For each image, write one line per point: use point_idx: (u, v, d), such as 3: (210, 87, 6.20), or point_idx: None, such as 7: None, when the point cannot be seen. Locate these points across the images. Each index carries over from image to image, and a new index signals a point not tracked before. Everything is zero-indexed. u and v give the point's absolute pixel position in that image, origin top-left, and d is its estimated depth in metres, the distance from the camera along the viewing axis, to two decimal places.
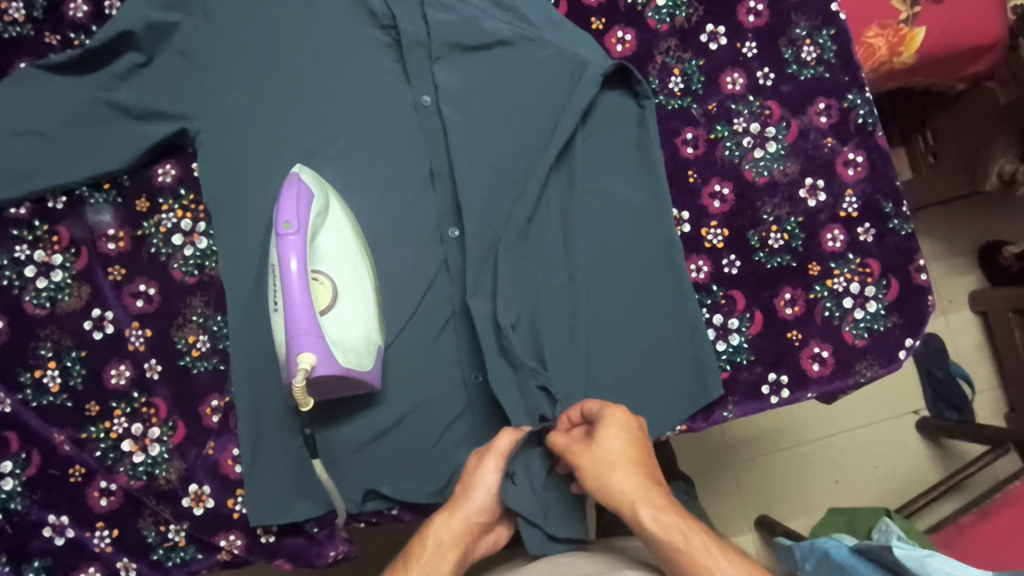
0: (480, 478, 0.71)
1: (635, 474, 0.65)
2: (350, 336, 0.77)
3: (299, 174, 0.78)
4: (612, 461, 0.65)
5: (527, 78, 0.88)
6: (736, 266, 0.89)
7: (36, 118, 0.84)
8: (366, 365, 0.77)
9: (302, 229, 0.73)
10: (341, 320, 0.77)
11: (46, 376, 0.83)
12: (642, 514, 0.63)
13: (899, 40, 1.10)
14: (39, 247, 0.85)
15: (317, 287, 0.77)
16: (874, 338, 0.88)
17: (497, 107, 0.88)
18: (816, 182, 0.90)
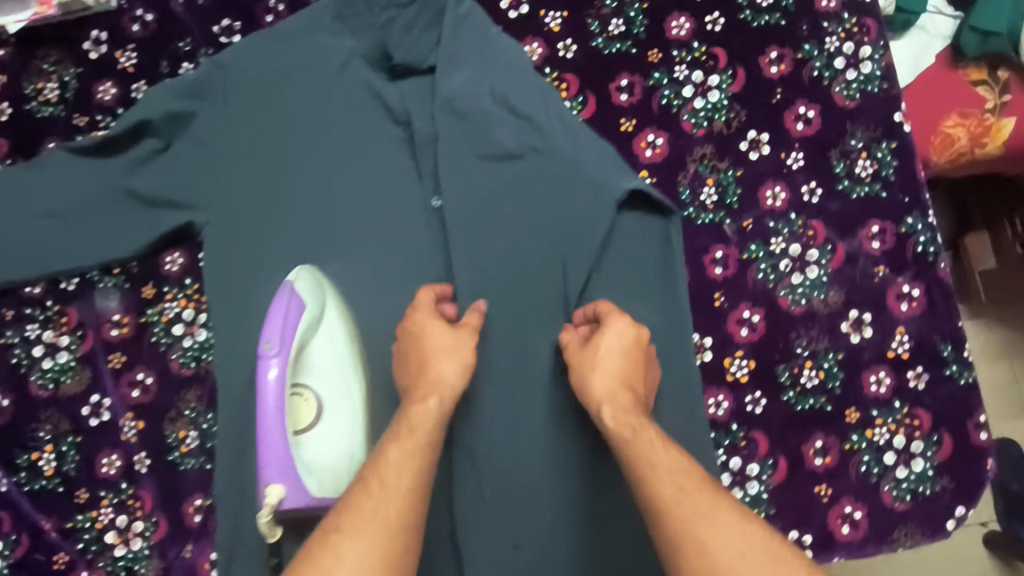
0: (440, 367, 0.69)
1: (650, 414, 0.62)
2: (329, 459, 0.74)
3: (294, 281, 0.76)
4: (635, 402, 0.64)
5: (542, 192, 0.81)
6: (762, 404, 0.79)
7: (52, 201, 0.84)
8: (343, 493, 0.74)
9: (283, 351, 0.70)
10: (321, 441, 0.74)
11: (42, 459, 0.84)
12: (645, 434, 0.59)
13: (983, 131, 0.96)
14: (49, 326, 0.86)
15: (300, 404, 0.75)
16: (918, 502, 0.77)
17: (509, 213, 0.81)
18: (861, 315, 0.80)
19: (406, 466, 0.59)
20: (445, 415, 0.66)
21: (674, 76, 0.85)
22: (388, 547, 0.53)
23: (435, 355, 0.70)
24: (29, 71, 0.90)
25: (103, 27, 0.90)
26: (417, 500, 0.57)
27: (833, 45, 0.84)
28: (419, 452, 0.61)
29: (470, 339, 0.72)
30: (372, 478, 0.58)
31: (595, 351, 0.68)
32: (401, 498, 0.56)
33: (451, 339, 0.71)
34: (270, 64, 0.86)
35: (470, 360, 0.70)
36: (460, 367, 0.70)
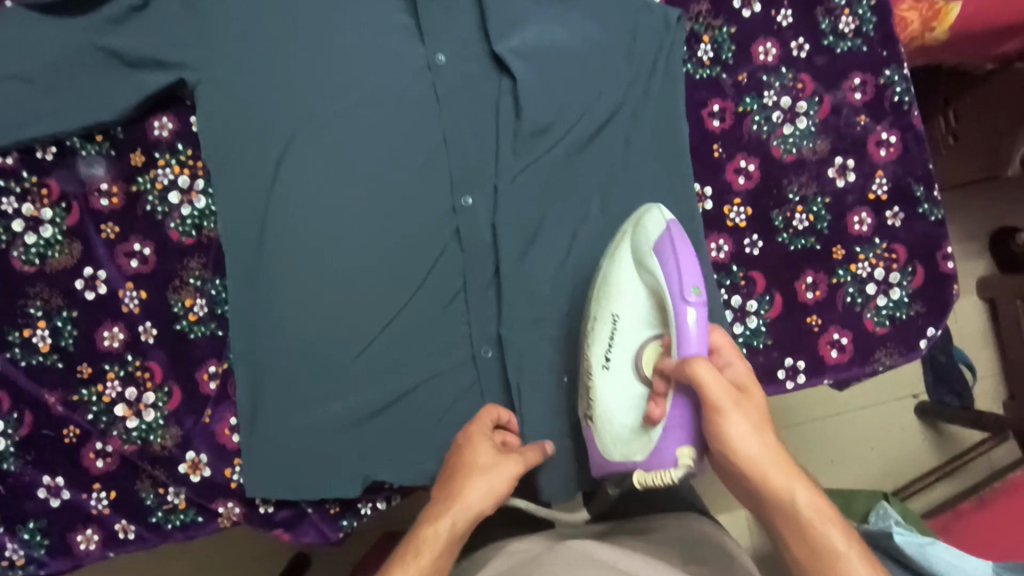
0: (733, 432, 0.59)
1: (768, 438, 0.60)
2: (618, 419, 0.70)
3: (658, 235, 0.69)
4: (758, 428, 0.60)
5: (573, 40, 0.83)
6: (758, 246, 0.85)
7: (22, 61, 0.78)
8: (637, 458, 0.69)
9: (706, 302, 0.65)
10: (619, 385, 0.70)
11: (35, 336, 0.79)
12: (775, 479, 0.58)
13: (933, 14, 1.00)
14: (27, 200, 0.81)
15: (623, 337, 0.70)
16: (895, 326, 0.85)
17: (518, 69, 0.81)
18: (845, 161, 0.86)
19: (777, 445, 0.60)
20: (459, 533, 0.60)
21: None
22: (765, 423, 0.61)
23: (726, 409, 0.60)
24: None
25: None
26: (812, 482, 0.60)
27: None
28: (772, 421, 0.61)
29: (762, 409, 0.61)
30: (762, 466, 0.59)
31: (741, 407, 0.60)
32: (763, 426, 0.60)
33: (751, 417, 0.60)
34: None
35: (758, 422, 0.60)
36: (757, 440, 0.59)
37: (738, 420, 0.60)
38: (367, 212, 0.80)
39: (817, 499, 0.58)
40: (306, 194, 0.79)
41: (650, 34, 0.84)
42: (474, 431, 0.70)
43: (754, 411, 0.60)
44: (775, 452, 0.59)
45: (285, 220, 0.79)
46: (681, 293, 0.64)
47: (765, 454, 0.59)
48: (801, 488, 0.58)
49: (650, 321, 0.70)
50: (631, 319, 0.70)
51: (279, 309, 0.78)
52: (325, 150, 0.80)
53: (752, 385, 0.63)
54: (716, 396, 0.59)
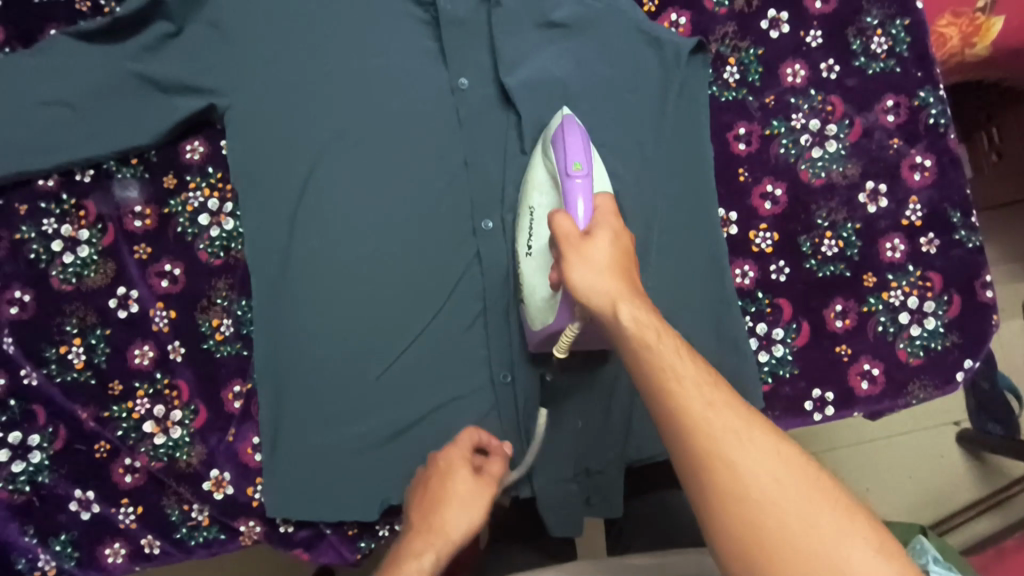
0: (572, 260, 0.58)
1: (612, 275, 0.56)
2: (538, 292, 0.71)
3: (555, 127, 0.74)
4: (597, 264, 0.58)
5: (592, 65, 0.81)
6: (785, 273, 0.83)
7: (65, 88, 0.81)
8: (550, 320, 0.70)
9: (591, 175, 0.68)
10: (538, 267, 0.72)
11: (71, 352, 0.82)
12: (615, 307, 0.54)
13: (973, 30, 0.98)
14: (67, 220, 0.84)
15: (539, 222, 0.73)
16: (930, 358, 0.83)
17: (532, 97, 0.81)
18: (877, 186, 0.84)
19: (614, 287, 0.56)
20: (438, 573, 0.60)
21: None
22: (619, 274, 0.57)
23: (566, 271, 0.58)
24: None
25: None
26: (656, 317, 0.54)
27: None
28: (616, 266, 0.58)
29: (617, 272, 0.57)
30: (601, 303, 0.55)
31: (582, 248, 0.58)
32: (615, 281, 0.56)
33: (596, 271, 0.57)
34: None
35: (600, 265, 0.57)
36: (592, 275, 0.57)
37: (579, 269, 0.57)
38: (388, 235, 0.81)
39: (638, 310, 0.53)
40: (330, 218, 0.80)
41: (665, 61, 0.81)
42: (458, 464, 0.68)
43: (600, 274, 0.57)
44: (616, 281, 0.56)
45: (309, 244, 0.80)
46: (564, 161, 0.69)
47: (607, 287, 0.55)
48: (625, 306, 0.54)
49: (554, 200, 0.71)
50: (540, 207, 0.73)
51: (301, 329, 0.79)
52: (349, 174, 0.81)
53: (598, 229, 0.60)
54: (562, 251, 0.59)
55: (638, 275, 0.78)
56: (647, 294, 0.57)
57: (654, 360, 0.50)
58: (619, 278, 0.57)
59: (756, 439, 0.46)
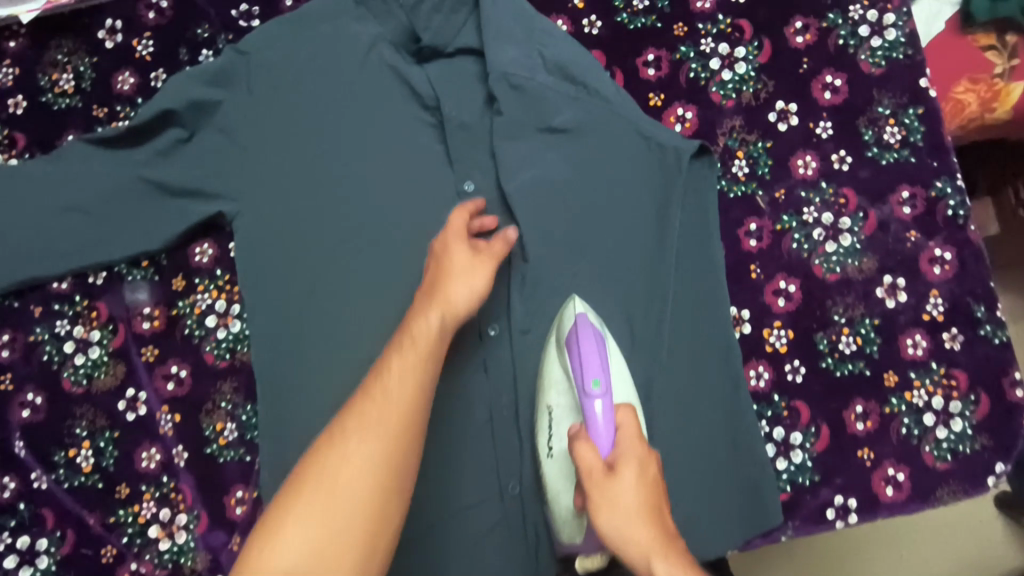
0: (603, 513, 0.57)
1: (646, 522, 0.56)
2: (561, 499, 0.73)
3: (569, 325, 0.74)
4: (628, 507, 0.57)
5: (597, 166, 0.81)
6: (801, 373, 0.81)
7: (79, 194, 0.83)
8: (579, 539, 0.73)
9: (610, 391, 0.69)
10: (559, 470, 0.73)
11: (79, 456, 0.83)
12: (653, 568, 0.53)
13: (992, 94, 0.94)
14: (78, 322, 0.85)
15: (559, 425, 0.73)
16: (958, 461, 0.79)
17: (535, 199, 0.81)
18: (896, 280, 0.81)
19: (646, 524, 0.56)
20: (445, 333, 0.63)
21: (700, 49, 0.85)
22: (650, 509, 0.57)
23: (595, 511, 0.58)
24: (43, 63, 0.88)
25: (118, 14, 0.88)
26: (681, 554, 0.55)
27: (857, 13, 0.85)
28: (646, 503, 0.57)
29: (647, 507, 0.57)
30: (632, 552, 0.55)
31: (612, 493, 0.58)
32: (648, 516, 0.57)
33: (628, 503, 0.57)
34: (293, 49, 0.85)
35: (633, 505, 0.57)
36: (624, 518, 0.56)
37: (608, 514, 0.57)
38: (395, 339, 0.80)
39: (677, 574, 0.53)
40: (337, 322, 0.81)
41: (668, 162, 0.80)
42: (399, 359, 0.58)
43: (634, 496, 0.57)
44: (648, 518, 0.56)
45: (318, 348, 0.81)
46: (582, 381, 0.69)
47: (642, 542, 0.55)
48: (658, 561, 0.54)
49: (573, 407, 0.72)
50: (560, 406, 0.73)
51: (311, 433, 0.80)
52: (357, 277, 0.82)
53: (623, 459, 0.60)
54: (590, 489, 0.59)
55: (647, 381, 0.78)
56: (677, 536, 0.57)
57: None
58: (651, 523, 0.56)
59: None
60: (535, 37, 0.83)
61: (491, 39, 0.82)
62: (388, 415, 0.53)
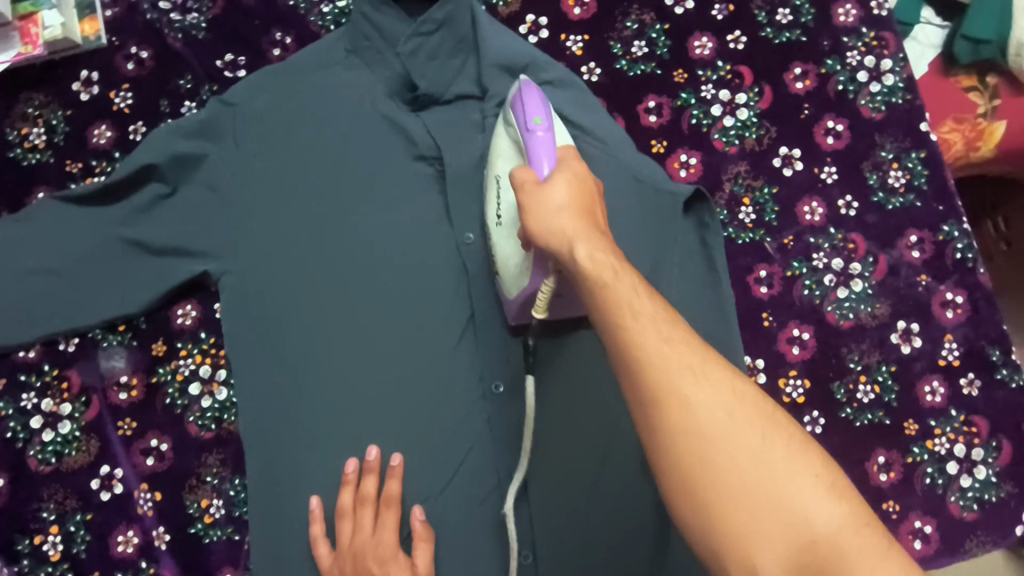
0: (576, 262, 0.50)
1: (576, 215, 0.54)
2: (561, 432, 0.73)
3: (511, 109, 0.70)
4: (566, 224, 0.53)
5: None
6: (820, 424, 0.78)
7: (50, 256, 0.77)
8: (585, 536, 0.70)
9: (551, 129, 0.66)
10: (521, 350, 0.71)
11: (46, 543, 0.75)
12: (579, 252, 0.50)
13: (976, 134, 0.94)
14: (48, 394, 0.78)
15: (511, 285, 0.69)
16: (985, 511, 0.76)
17: None
18: (909, 326, 0.80)
19: (576, 211, 0.54)
20: (363, 472, 0.73)
21: (701, 96, 0.84)
22: (584, 209, 0.54)
23: (569, 237, 0.52)
24: (11, 116, 0.84)
25: (94, 66, 0.86)
26: (677, 320, 0.46)
27: (855, 59, 0.85)
28: (580, 203, 0.55)
29: (596, 233, 0.52)
30: (628, 349, 0.44)
31: (549, 221, 0.54)
32: (580, 221, 0.53)
33: (567, 220, 0.53)
34: (282, 100, 0.81)
35: (580, 247, 0.50)
36: (594, 286, 0.49)
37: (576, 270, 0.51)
38: (394, 402, 0.75)
39: (595, 251, 0.50)
40: (332, 387, 0.75)
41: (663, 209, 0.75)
42: (349, 493, 0.73)
43: (570, 223, 0.53)
44: (584, 222, 0.53)
45: (313, 416, 0.75)
46: (528, 170, 0.65)
47: (569, 228, 0.52)
48: (580, 245, 0.51)
49: (518, 228, 0.68)
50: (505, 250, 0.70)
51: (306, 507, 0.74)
52: (352, 337, 0.76)
53: (576, 239, 0.51)
54: (550, 228, 0.54)
55: None
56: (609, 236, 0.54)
57: (668, 377, 0.43)
58: (580, 215, 0.54)
59: (793, 454, 0.41)
60: (532, 84, 0.80)
61: None
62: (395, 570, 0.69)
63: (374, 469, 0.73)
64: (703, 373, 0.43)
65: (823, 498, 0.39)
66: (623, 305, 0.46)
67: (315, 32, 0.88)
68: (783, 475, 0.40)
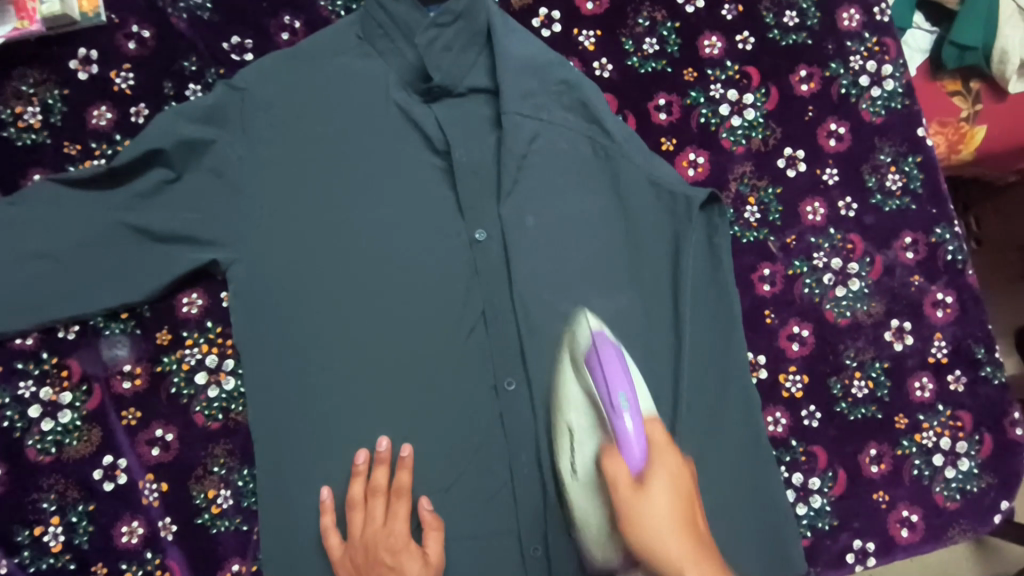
0: (676, 548, 0.63)
1: (671, 493, 0.66)
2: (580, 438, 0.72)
3: (586, 212, 0.78)
4: (662, 515, 0.64)
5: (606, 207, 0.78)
6: (817, 418, 0.81)
7: (49, 241, 0.74)
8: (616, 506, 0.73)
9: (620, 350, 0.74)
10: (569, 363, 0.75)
11: (47, 533, 0.74)
12: (652, 494, 0.66)
13: (958, 138, 0.97)
14: (46, 382, 0.77)
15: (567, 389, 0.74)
16: (966, 500, 0.81)
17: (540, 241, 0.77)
18: (902, 324, 0.83)
19: (662, 409, 0.67)
20: (375, 464, 0.73)
21: (710, 95, 0.86)
22: (680, 519, 0.64)
23: (647, 482, 0.67)
24: (3, 93, 0.81)
25: (92, 45, 0.83)
26: (693, 538, 0.64)
27: (857, 63, 0.87)
28: (679, 486, 0.66)
29: (683, 490, 0.66)
30: (663, 555, 0.63)
31: (639, 506, 0.66)
32: (676, 524, 0.64)
33: (664, 510, 0.65)
34: (292, 85, 0.80)
35: (661, 498, 0.65)
36: (665, 511, 0.65)
37: (659, 497, 0.65)
38: (406, 395, 0.75)
39: (671, 493, 0.65)
40: (344, 379, 0.75)
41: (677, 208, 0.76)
42: (360, 485, 0.73)
43: (664, 485, 0.66)
44: (685, 505, 0.65)
45: (323, 407, 0.75)
46: (603, 258, 0.74)
47: (652, 494, 0.66)
48: (654, 485, 0.66)
49: (587, 383, 0.73)
50: (569, 356, 0.75)
51: (317, 498, 0.74)
52: (363, 329, 0.76)
53: (648, 477, 0.67)
54: (635, 477, 0.67)
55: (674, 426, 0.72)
56: (692, 493, 0.67)
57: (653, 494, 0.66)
58: (667, 477, 0.67)
59: None
60: (547, 76, 0.80)
61: (503, 76, 0.78)
62: (410, 558, 0.70)
63: (385, 460, 0.73)
64: None
65: None
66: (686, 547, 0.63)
67: (326, 18, 0.87)
68: None
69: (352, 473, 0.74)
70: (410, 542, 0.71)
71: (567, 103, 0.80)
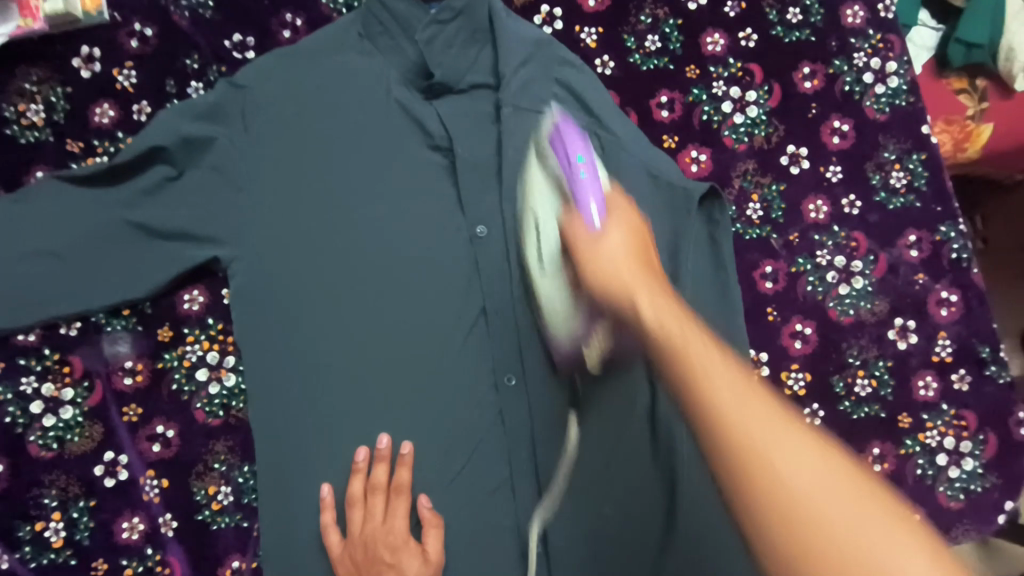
0: (715, 374, 0.43)
1: (653, 285, 0.53)
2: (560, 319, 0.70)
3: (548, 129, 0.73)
4: (708, 340, 0.47)
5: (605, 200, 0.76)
6: (819, 416, 0.80)
7: (51, 238, 0.74)
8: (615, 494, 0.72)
9: (594, 165, 0.67)
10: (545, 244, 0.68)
11: (48, 529, 0.74)
12: (636, 298, 0.52)
13: (964, 135, 0.96)
14: (48, 379, 0.77)
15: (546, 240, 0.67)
16: (970, 500, 0.80)
17: None
18: (906, 323, 0.82)
19: (633, 253, 0.57)
20: (373, 461, 0.73)
21: (712, 92, 0.85)
22: (668, 330, 0.48)
23: (633, 287, 0.53)
24: (7, 91, 0.81)
25: (95, 42, 0.83)
26: (696, 330, 0.49)
27: (861, 60, 0.87)
28: (654, 281, 0.54)
29: (660, 285, 0.54)
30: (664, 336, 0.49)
31: (596, 259, 0.57)
32: (661, 329, 0.48)
33: (669, 310, 0.51)
34: (293, 82, 0.80)
35: (649, 291, 0.53)
36: (714, 346, 0.46)
37: (644, 297, 0.52)
38: (406, 391, 0.75)
39: (655, 300, 0.52)
40: (345, 376, 0.75)
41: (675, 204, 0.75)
42: (360, 482, 0.73)
43: (652, 310, 0.51)
44: (674, 321, 0.49)
45: (323, 404, 0.75)
46: (569, 161, 0.67)
47: (627, 278, 0.54)
48: (641, 293, 0.53)
49: (557, 198, 0.67)
50: (541, 205, 0.69)
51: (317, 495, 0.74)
52: (363, 326, 0.76)
53: (634, 292, 0.53)
54: (585, 248, 0.58)
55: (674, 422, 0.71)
56: (667, 287, 0.56)
57: (692, 349, 0.46)
58: (636, 256, 0.56)
59: (828, 465, 0.38)
60: (548, 73, 0.80)
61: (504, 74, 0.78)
62: (409, 555, 0.70)
63: (386, 457, 0.73)
64: (788, 434, 0.40)
65: (810, 465, 0.38)
66: (677, 339, 0.47)
67: (327, 15, 0.87)
68: (807, 492, 0.37)
69: (352, 470, 0.74)
70: (408, 539, 0.71)
71: (568, 99, 0.80)
